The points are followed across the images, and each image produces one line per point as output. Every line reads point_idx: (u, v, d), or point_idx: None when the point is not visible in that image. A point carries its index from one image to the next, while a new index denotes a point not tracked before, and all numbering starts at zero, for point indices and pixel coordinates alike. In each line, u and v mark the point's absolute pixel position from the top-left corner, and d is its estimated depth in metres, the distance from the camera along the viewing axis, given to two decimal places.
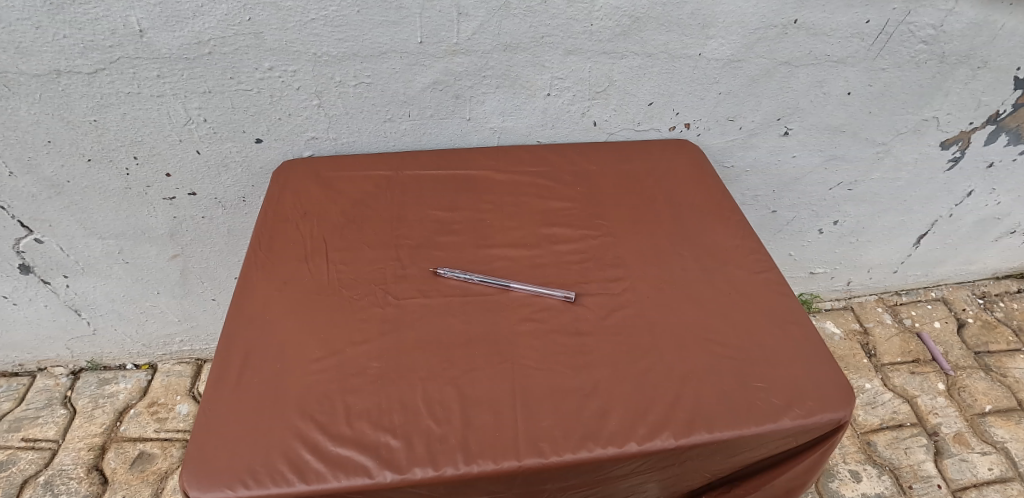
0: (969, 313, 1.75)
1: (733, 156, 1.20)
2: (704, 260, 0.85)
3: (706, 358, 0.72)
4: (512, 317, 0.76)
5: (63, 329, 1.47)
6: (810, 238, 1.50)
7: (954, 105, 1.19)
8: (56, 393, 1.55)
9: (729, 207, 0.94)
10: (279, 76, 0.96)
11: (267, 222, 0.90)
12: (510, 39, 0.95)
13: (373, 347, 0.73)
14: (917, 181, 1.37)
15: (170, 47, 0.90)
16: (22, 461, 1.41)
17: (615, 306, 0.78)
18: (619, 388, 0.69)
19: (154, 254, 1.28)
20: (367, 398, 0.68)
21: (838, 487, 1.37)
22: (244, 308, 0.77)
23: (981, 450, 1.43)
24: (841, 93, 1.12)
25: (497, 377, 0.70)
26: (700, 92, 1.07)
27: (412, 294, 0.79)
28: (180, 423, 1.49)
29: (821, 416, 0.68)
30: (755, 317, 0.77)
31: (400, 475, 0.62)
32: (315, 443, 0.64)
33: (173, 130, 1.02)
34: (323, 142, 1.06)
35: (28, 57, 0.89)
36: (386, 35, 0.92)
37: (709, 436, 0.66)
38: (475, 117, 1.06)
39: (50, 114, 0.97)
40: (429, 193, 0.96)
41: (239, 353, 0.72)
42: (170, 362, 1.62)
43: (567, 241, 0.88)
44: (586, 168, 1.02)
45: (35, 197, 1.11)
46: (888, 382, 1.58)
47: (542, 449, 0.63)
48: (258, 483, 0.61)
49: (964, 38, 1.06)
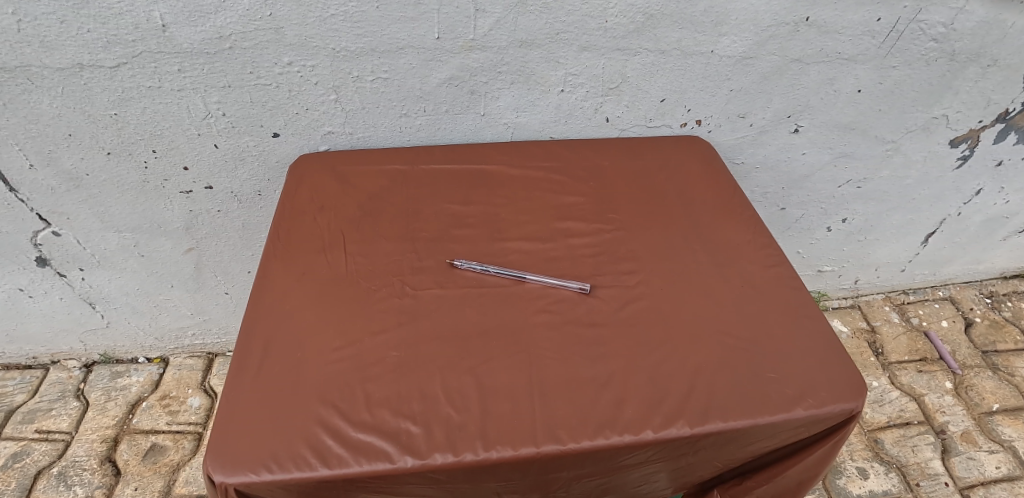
0: (977, 313, 1.75)
1: (743, 153, 1.21)
2: (717, 254, 0.86)
3: (719, 350, 0.73)
4: (528, 308, 0.77)
5: (77, 322, 1.49)
6: (819, 236, 1.51)
7: (964, 103, 1.20)
8: (69, 386, 1.57)
9: (741, 203, 0.95)
10: (298, 71, 0.97)
11: (285, 215, 0.92)
12: (525, 35, 0.97)
13: (391, 336, 0.74)
14: (926, 180, 1.38)
15: (192, 41, 0.92)
16: (36, 452, 1.42)
17: (629, 298, 0.79)
18: (634, 378, 0.70)
19: (169, 248, 1.29)
20: (387, 385, 0.69)
21: (845, 484, 1.38)
22: (263, 298, 0.79)
23: (988, 448, 1.44)
24: (852, 91, 1.13)
25: (514, 367, 0.71)
26: (712, 89, 1.08)
27: (428, 285, 0.81)
28: (191, 416, 1.51)
29: (833, 406, 0.69)
30: (767, 311, 0.78)
31: (420, 461, 0.63)
32: (336, 430, 0.65)
33: (192, 125, 1.04)
34: (339, 137, 1.08)
35: (52, 51, 0.91)
36: (403, 31, 0.94)
37: (723, 425, 0.67)
38: (489, 113, 1.07)
39: (72, 107, 0.98)
40: (444, 188, 0.98)
41: (260, 342, 0.74)
42: (182, 356, 1.64)
43: (580, 234, 0.89)
44: (598, 163, 1.04)
45: (54, 190, 1.12)
46: (895, 380, 1.59)
47: (559, 436, 0.65)
48: (281, 467, 0.63)
49: (975, 37, 1.07)
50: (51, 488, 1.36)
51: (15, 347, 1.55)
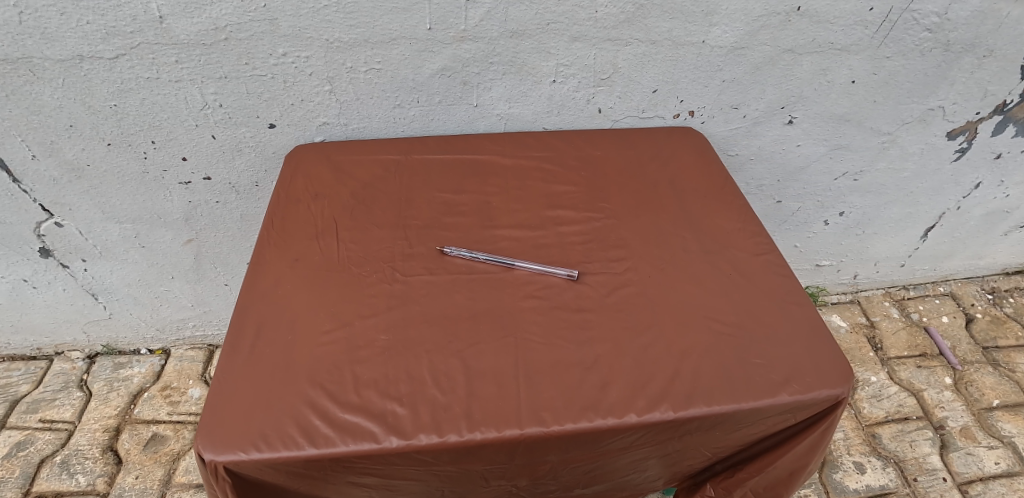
0: (978, 308, 1.75)
1: (738, 144, 1.21)
2: (706, 242, 0.86)
3: (706, 335, 0.74)
4: (516, 294, 0.78)
5: (80, 314, 1.51)
6: (815, 230, 1.51)
7: (959, 94, 1.20)
8: (72, 377, 1.59)
9: (732, 193, 0.95)
10: (293, 62, 0.98)
11: (280, 203, 0.93)
12: (516, 26, 0.97)
13: (381, 319, 0.75)
14: (924, 172, 1.38)
15: (189, 33, 0.93)
16: (39, 442, 1.45)
17: (617, 284, 0.80)
18: (620, 362, 0.71)
19: (169, 239, 1.31)
20: (375, 368, 0.70)
21: (842, 478, 1.38)
22: (257, 282, 0.80)
23: (987, 444, 1.43)
24: (845, 81, 1.13)
25: (501, 351, 0.72)
26: (704, 79, 1.08)
27: (419, 271, 0.82)
28: (192, 406, 1.53)
29: (819, 391, 0.69)
30: (756, 297, 0.79)
31: (406, 441, 0.64)
32: (324, 410, 0.66)
33: (189, 116, 1.05)
34: (335, 128, 1.09)
35: (52, 43, 0.92)
36: (396, 22, 0.95)
37: (707, 409, 0.67)
38: (482, 104, 1.08)
39: (72, 99, 1.00)
40: (437, 177, 0.99)
41: (252, 325, 0.75)
42: (183, 348, 1.66)
43: (570, 222, 0.90)
44: (591, 153, 1.04)
45: (56, 181, 1.14)
46: (894, 375, 1.58)
47: (543, 418, 0.65)
48: (269, 446, 0.64)
49: (969, 27, 1.07)
50: (54, 476, 1.38)
51: (20, 338, 1.57)
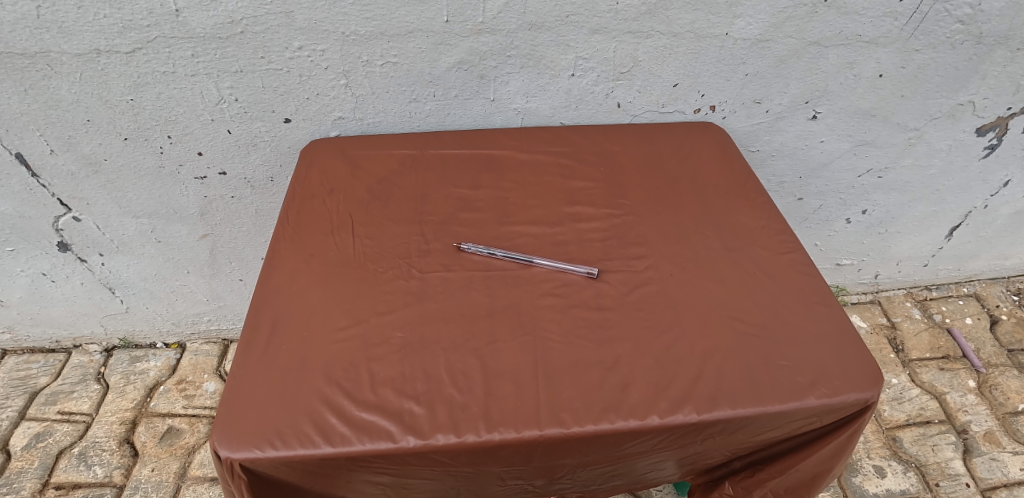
0: (1003, 310, 1.70)
1: (759, 140, 1.19)
2: (729, 240, 0.84)
3: (730, 336, 0.72)
4: (534, 292, 0.77)
5: (98, 307, 1.52)
6: (837, 227, 1.47)
7: (991, 89, 1.16)
8: (90, 369, 1.60)
9: (755, 190, 0.93)
10: (309, 55, 0.97)
11: (295, 198, 0.92)
12: (534, 18, 0.96)
13: (397, 317, 0.74)
14: (952, 169, 1.34)
15: (205, 26, 0.93)
16: (58, 433, 1.46)
17: (638, 283, 0.78)
18: (641, 363, 0.69)
19: (185, 233, 1.31)
20: (392, 366, 0.69)
21: (861, 482, 1.35)
22: (272, 278, 0.79)
23: (1012, 449, 1.39)
24: (872, 75, 1.10)
25: (519, 349, 0.70)
26: (727, 73, 1.06)
27: (435, 267, 0.80)
28: (206, 400, 1.53)
29: (847, 395, 0.67)
30: (782, 298, 0.76)
31: (422, 441, 0.63)
32: (341, 409, 0.65)
33: (206, 110, 1.05)
34: (350, 122, 1.08)
35: (70, 37, 0.92)
36: (413, 14, 0.93)
37: (731, 412, 0.65)
38: (499, 98, 1.07)
39: (89, 93, 0.99)
40: (453, 172, 0.97)
41: (267, 321, 0.74)
42: (198, 342, 1.67)
43: (590, 219, 0.88)
44: (609, 148, 1.02)
45: (74, 176, 1.14)
46: (915, 378, 1.55)
47: (563, 419, 0.64)
48: (284, 443, 0.63)
49: (1003, 18, 1.04)
50: (72, 468, 1.40)
51: (38, 330, 1.58)
